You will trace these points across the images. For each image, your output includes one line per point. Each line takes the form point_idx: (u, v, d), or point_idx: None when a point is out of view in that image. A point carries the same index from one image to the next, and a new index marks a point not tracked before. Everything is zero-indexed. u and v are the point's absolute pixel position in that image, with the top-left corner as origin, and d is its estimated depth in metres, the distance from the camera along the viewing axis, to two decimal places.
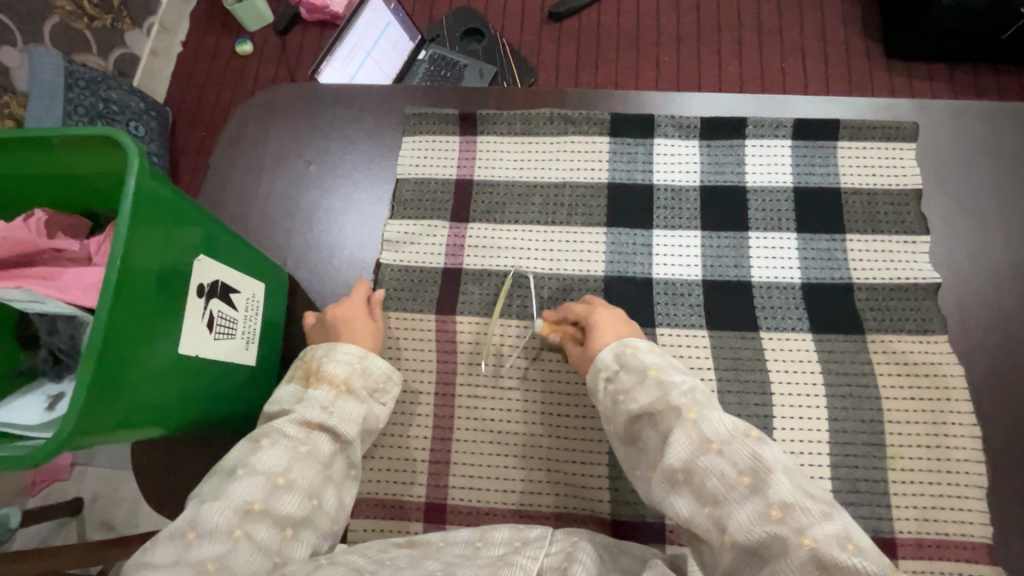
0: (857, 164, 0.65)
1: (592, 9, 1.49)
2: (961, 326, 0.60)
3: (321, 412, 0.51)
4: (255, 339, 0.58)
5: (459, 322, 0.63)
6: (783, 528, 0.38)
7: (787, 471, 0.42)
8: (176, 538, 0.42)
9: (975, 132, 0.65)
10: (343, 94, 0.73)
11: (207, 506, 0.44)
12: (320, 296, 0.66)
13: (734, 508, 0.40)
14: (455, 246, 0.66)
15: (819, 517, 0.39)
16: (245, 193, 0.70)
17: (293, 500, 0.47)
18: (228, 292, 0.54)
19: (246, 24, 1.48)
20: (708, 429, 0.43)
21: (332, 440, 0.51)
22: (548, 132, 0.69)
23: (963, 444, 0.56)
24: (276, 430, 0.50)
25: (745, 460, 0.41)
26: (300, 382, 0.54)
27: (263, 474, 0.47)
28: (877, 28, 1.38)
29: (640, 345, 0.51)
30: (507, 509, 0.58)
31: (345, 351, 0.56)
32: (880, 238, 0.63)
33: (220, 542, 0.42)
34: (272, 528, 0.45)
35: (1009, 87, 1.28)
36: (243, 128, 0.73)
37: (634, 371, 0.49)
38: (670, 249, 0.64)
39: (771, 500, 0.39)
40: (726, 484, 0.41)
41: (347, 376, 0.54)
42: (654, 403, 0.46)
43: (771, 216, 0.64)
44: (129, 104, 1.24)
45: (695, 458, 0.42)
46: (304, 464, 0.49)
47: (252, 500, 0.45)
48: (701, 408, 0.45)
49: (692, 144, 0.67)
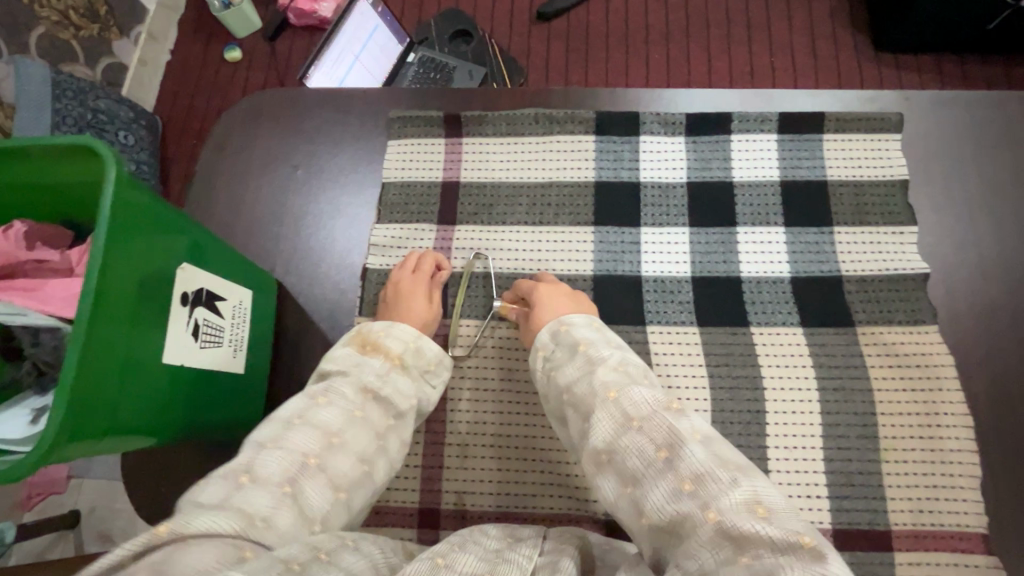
0: (843, 156, 0.65)
1: (580, 8, 1.49)
2: (952, 316, 0.60)
3: (378, 382, 0.53)
4: (244, 347, 0.57)
5: (449, 325, 0.63)
6: (692, 501, 0.38)
7: (706, 443, 0.42)
8: (230, 478, 0.42)
9: (962, 121, 0.65)
10: (329, 98, 0.72)
11: (265, 454, 0.45)
12: (308, 301, 0.65)
13: (650, 488, 0.41)
14: (443, 248, 0.66)
15: (725, 482, 0.39)
16: (232, 199, 0.69)
17: (344, 462, 0.48)
18: (213, 299, 0.53)
19: (234, 31, 1.48)
20: (629, 406, 0.45)
21: (384, 412, 0.52)
22: (534, 132, 0.68)
23: (956, 434, 0.56)
24: (334, 390, 0.51)
25: (662, 436, 0.43)
26: (356, 349, 0.55)
27: (320, 430, 0.48)
28: (864, 21, 1.38)
29: (575, 322, 0.54)
30: (501, 511, 0.57)
31: (402, 329, 0.57)
32: (868, 230, 0.63)
33: (271, 492, 0.42)
34: (322, 487, 0.45)
35: (997, 76, 1.29)
36: (229, 134, 0.72)
37: (566, 347, 0.53)
38: (659, 246, 0.64)
39: (683, 474, 0.40)
40: (645, 461, 0.42)
41: (401, 351, 0.56)
42: (580, 380, 0.49)
43: (758, 211, 0.64)
44: (118, 113, 1.23)
45: (618, 436, 0.44)
46: (358, 428, 0.50)
47: (308, 454, 0.46)
48: (626, 386, 0.47)
49: (678, 140, 0.67)
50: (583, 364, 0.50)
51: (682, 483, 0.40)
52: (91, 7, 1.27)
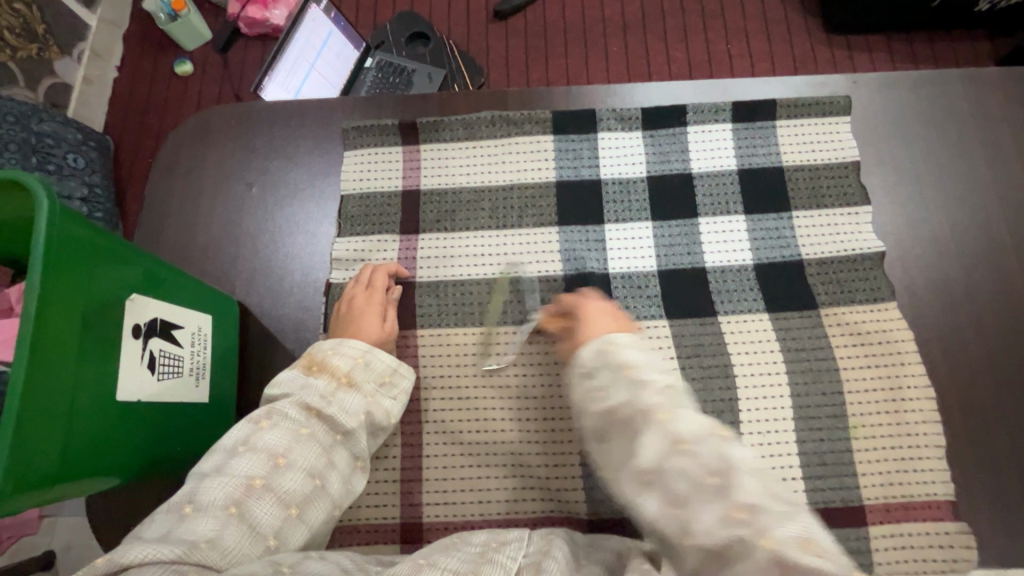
0: (796, 141, 0.66)
1: (537, 4, 1.49)
2: (908, 291, 0.61)
3: (321, 401, 0.52)
4: (207, 374, 0.55)
5: (419, 336, 0.62)
6: (744, 529, 0.36)
7: (756, 471, 0.39)
8: (173, 511, 0.43)
9: (907, 102, 0.67)
10: (280, 111, 0.71)
11: (207, 482, 0.46)
12: (272, 322, 0.63)
13: (700, 510, 0.38)
14: (407, 258, 0.65)
15: (782, 516, 0.37)
16: (185, 222, 0.67)
17: (292, 481, 0.48)
18: (170, 328, 0.51)
19: (181, 42, 1.42)
20: (680, 428, 0.41)
21: (331, 429, 0.52)
22: (492, 135, 0.68)
23: (919, 406, 0.57)
24: (277, 412, 0.51)
25: (715, 460, 0.39)
26: (303, 369, 0.54)
27: (266, 453, 0.48)
28: (815, 5, 1.41)
29: (623, 340, 0.48)
30: (483, 520, 0.57)
31: (351, 345, 0.56)
32: (826, 212, 0.64)
33: (215, 517, 0.43)
34: (271, 507, 0.46)
35: (943, 54, 1.33)
36: (177, 155, 0.70)
37: (610, 368, 0.46)
38: (623, 243, 0.64)
39: (737, 501, 0.37)
40: (693, 484, 0.39)
41: (349, 369, 0.55)
42: (628, 403, 0.43)
43: (718, 201, 0.65)
44: (64, 136, 1.17)
45: (665, 458, 0.40)
46: (305, 446, 0.50)
47: (253, 476, 0.47)
48: (674, 408, 0.42)
49: (635, 135, 0.67)
50: (626, 389, 0.44)
51: (733, 511, 0.37)
52: (27, 26, 1.21)
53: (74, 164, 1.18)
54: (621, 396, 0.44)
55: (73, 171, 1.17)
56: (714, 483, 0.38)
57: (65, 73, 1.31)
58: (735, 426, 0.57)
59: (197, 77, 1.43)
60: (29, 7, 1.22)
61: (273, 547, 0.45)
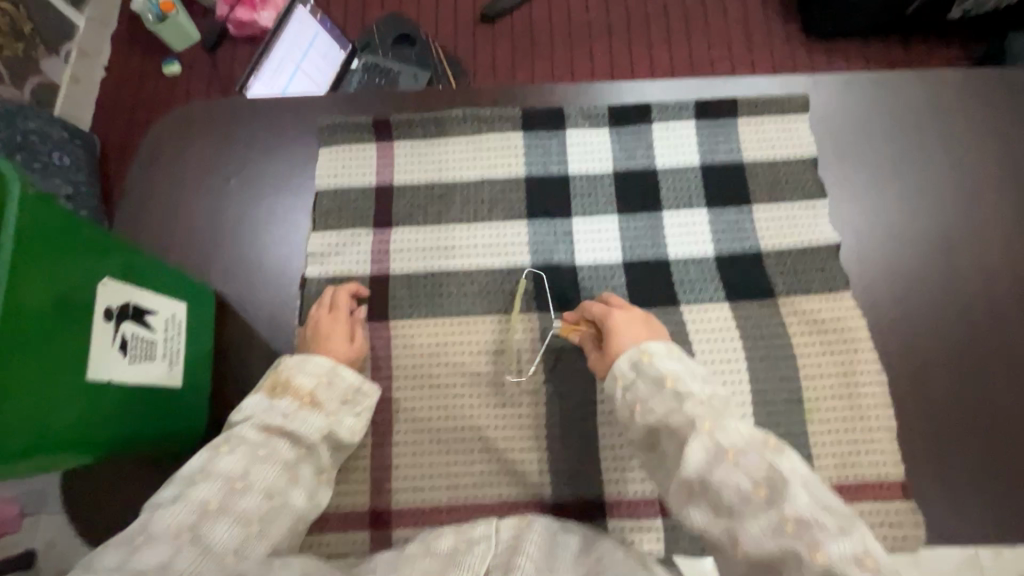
0: (756, 138, 0.69)
1: (523, 9, 1.52)
2: (863, 282, 0.64)
3: (282, 419, 0.53)
4: (180, 359, 0.57)
5: (391, 327, 0.64)
6: (797, 543, 0.40)
7: (806, 483, 0.42)
8: (122, 543, 0.42)
9: (865, 101, 0.70)
10: (259, 108, 0.72)
11: (162, 510, 0.45)
12: (247, 314, 0.65)
13: (748, 522, 0.42)
14: (380, 252, 0.66)
15: (834, 531, 0.40)
16: (164, 216, 0.68)
17: (250, 502, 0.48)
18: (142, 312, 0.52)
19: (170, 43, 1.44)
20: (724, 439, 0.44)
21: (294, 445, 0.53)
22: (463, 132, 0.70)
23: (872, 390, 0.59)
24: (236, 436, 0.51)
25: (763, 472, 0.43)
26: (267, 393, 0.55)
27: (221, 478, 0.48)
28: (794, 10, 1.45)
29: (657, 350, 0.52)
30: (452, 504, 0.58)
31: (315, 362, 0.56)
32: (784, 206, 0.66)
33: (168, 546, 0.42)
34: (228, 527, 0.46)
35: (917, 58, 1.37)
36: (156, 150, 0.71)
37: (652, 379, 0.50)
38: (590, 235, 0.66)
39: (786, 513, 0.41)
40: (741, 497, 0.42)
41: (313, 388, 0.55)
42: (671, 414, 0.47)
43: (681, 195, 0.67)
44: (50, 132, 1.18)
45: (713, 469, 0.43)
46: (263, 466, 0.51)
47: (207, 500, 0.47)
48: (717, 418, 0.45)
49: (602, 131, 0.69)
50: (670, 399, 0.48)
51: (784, 522, 0.40)
52: (14, 25, 1.22)
53: (60, 162, 1.18)
54: (667, 406, 0.47)
55: (58, 169, 1.17)
56: (762, 495, 0.42)
57: (52, 72, 1.31)
58: None
59: (185, 77, 1.44)
60: (16, 7, 1.22)
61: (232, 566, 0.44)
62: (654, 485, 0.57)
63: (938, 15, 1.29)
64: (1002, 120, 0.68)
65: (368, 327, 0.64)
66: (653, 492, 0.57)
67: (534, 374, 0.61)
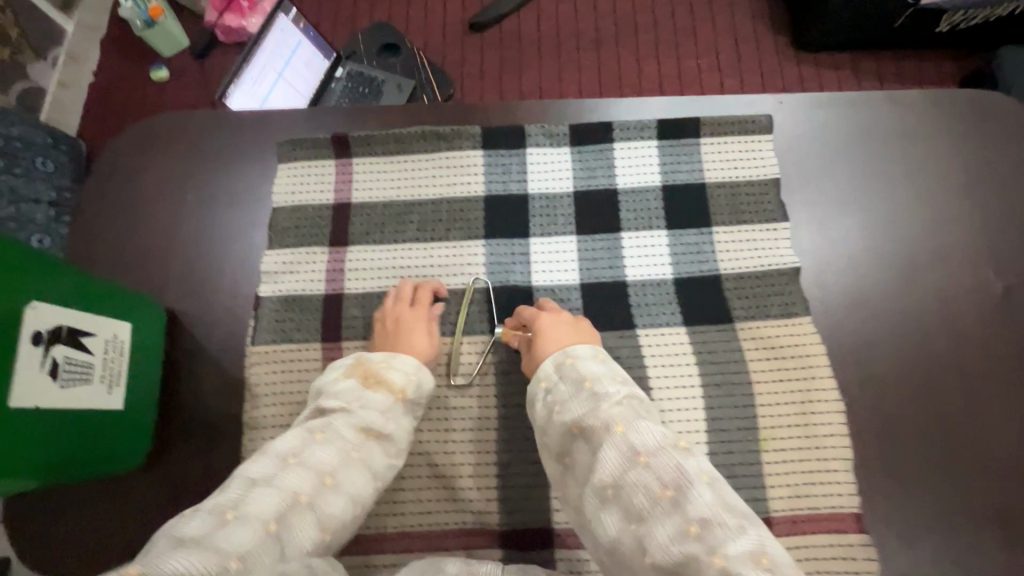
0: (719, 159, 0.68)
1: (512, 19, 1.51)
2: (824, 307, 0.63)
3: (379, 419, 0.53)
4: (120, 381, 0.56)
5: (343, 347, 0.62)
6: (699, 545, 0.38)
7: (711, 483, 0.42)
8: (214, 514, 0.41)
9: (829, 123, 0.69)
10: (220, 123, 0.72)
11: (256, 491, 0.44)
12: (199, 332, 0.64)
13: (655, 526, 0.40)
14: (335, 271, 0.65)
15: (734, 531, 0.38)
16: (120, 231, 0.68)
17: (336, 503, 0.47)
18: (79, 336, 0.51)
19: (160, 50, 1.44)
20: (637, 440, 0.44)
21: (383, 451, 0.53)
22: (422, 150, 0.69)
23: (831, 420, 0.58)
24: (333, 427, 0.51)
25: (670, 474, 0.41)
26: (360, 384, 0.54)
27: (315, 470, 0.47)
28: (782, 23, 1.44)
29: (582, 354, 0.53)
30: (398, 532, 0.56)
31: (404, 361, 0.56)
32: (745, 228, 0.65)
33: (255, 530, 0.41)
34: (309, 525, 0.44)
35: (907, 72, 1.36)
36: (116, 164, 0.71)
37: (573, 382, 0.51)
38: (547, 256, 0.65)
39: (690, 516, 0.39)
40: (649, 499, 0.41)
41: (404, 385, 0.55)
42: (587, 416, 0.48)
43: (641, 217, 0.66)
44: (34, 138, 1.16)
45: (624, 472, 0.43)
46: (351, 468, 0.49)
47: (299, 491, 0.45)
48: (632, 421, 0.46)
49: (563, 151, 0.69)
50: (588, 401, 0.49)
51: (687, 526, 0.39)
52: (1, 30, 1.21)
53: (44, 167, 1.17)
54: (584, 407, 0.48)
55: (42, 176, 1.16)
56: (667, 496, 0.41)
57: (40, 78, 1.31)
58: None
59: (173, 83, 1.44)
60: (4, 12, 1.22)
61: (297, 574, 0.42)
62: None
63: (927, 29, 1.28)
64: (967, 143, 0.68)
65: (319, 347, 0.62)
66: None
67: (488, 398, 0.60)
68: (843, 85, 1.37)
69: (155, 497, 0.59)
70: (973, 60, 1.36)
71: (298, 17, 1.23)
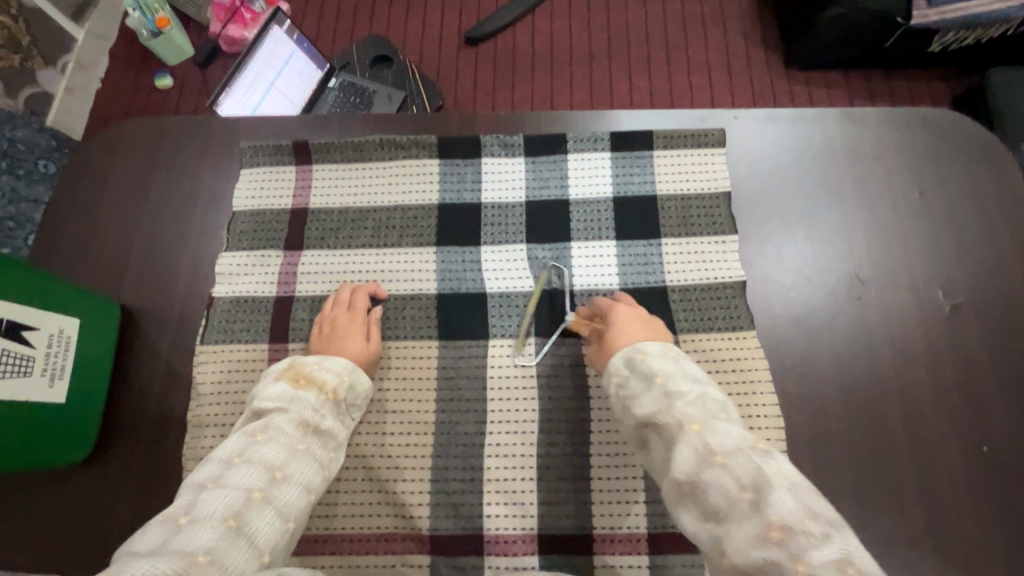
0: (671, 171, 0.69)
1: (508, 32, 1.50)
2: (768, 320, 0.63)
3: (316, 416, 0.54)
4: (64, 375, 0.58)
5: (289, 348, 0.64)
6: (780, 551, 0.37)
7: (795, 488, 0.40)
8: (167, 523, 0.43)
9: (783, 138, 0.70)
10: (188, 130, 0.74)
11: (206, 494, 0.46)
12: (152, 330, 0.65)
13: (733, 528, 0.40)
14: (287, 274, 0.67)
15: (818, 538, 0.37)
16: (85, 229, 0.70)
17: (290, 493, 0.49)
18: (20, 330, 0.54)
19: (164, 58, 1.46)
20: (713, 440, 0.44)
21: (326, 446, 0.54)
22: (379, 158, 0.70)
23: (767, 434, 0.57)
24: (273, 426, 0.52)
25: (749, 474, 0.41)
26: (289, 384, 0.55)
27: (262, 466, 0.49)
28: (776, 38, 1.42)
29: (653, 350, 0.53)
30: (329, 533, 0.56)
31: (335, 362, 0.57)
32: (693, 240, 0.66)
33: (213, 528, 0.43)
34: (270, 519, 0.47)
35: (901, 91, 1.34)
36: (84, 166, 0.73)
37: (642, 375, 0.51)
38: (497, 264, 0.66)
39: (771, 519, 0.38)
40: (727, 499, 0.41)
41: (335, 385, 0.56)
42: (660, 412, 0.48)
43: (591, 227, 0.67)
44: (38, 142, 1.21)
45: (700, 471, 0.43)
46: (302, 461, 0.51)
47: (252, 488, 0.47)
48: (709, 420, 0.45)
49: (517, 161, 0.70)
50: (660, 396, 0.49)
51: (768, 531, 0.38)
52: (12, 38, 1.22)
53: (45, 169, 1.22)
54: (654, 402, 0.49)
55: (43, 177, 1.20)
56: (749, 498, 0.40)
57: (49, 84, 1.31)
58: (585, 448, 0.58)
59: (176, 91, 1.46)
60: (15, 18, 1.23)
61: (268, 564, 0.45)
62: (534, 521, 0.56)
63: (921, 47, 1.26)
64: (921, 161, 0.68)
65: (266, 348, 0.64)
66: (533, 529, 0.56)
67: (426, 403, 0.60)
68: (836, 103, 1.35)
69: (95, 489, 0.60)
70: (967, 79, 1.34)
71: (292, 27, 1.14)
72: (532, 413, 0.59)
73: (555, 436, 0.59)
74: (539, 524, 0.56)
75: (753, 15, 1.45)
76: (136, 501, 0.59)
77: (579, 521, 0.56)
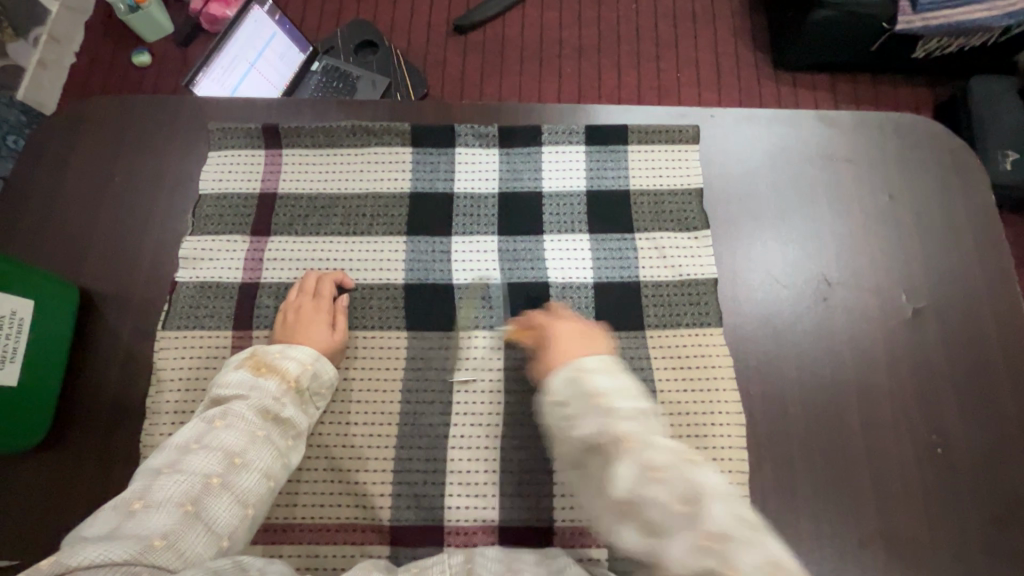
0: (645, 167, 0.69)
1: (496, 21, 1.48)
2: (735, 320, 0.63)
3: (277, 404, 0.53)
4: (13, 358, 0.57)
5: (253, 337, 0.62)
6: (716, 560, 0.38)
7: (725, 498, 0.40)
8: (120, 508, 0.42)
9: (759, 137, 0.70)
10: (156, 110, 0.72)
11: (161, 480, 0.45)
12: (112, 314, 0.64)
13: (671, 542, 0.39)
14: (254, 260, 0.66)
15: (749, 542, 0.38)
16: (43, 209, 0.68)
17: (249, 481, 0.48)
18: None
19: (142, 34, 1.41)
20: (654, 455, 0.42)
21: (286, 433, 0.53)
22: (352, 145, 0.69)
23: (727, 431, 0.58)
24: (233, 413, 0.51)
25: (685, 488, 0.40)
26: (251, 372, 0.54)
27: (221, 451, 0.48)
28: (765, 39, 1.42)
29: (592, 365, 0.48)
30: (288, 523, 0.56)
31: (299, 351, 0.56)
32: (665, 236, 0.66)
33: (170, 513, 0.42)
34: (228, 506, 0.46)
35: (884, 96, 1.34)
36: (46, 144, 0.71)
37: (580, 394, 0.47)
38: (468, 256, 0.65)
39: (706, 530, 0.39)
40: (665, 514, 0.40)
41: (298, 374, 0.55)
42: (598, 433, 0.44)
43: (564, 220, 0.67)
44: (6, 117, 1.17)
45: (637, 488, 0.41)
46: (261, 448, 0.50)
47: (210, 474, 0.47)
48: (644, 435, 0.43)
49: (491, 152, 0.69)
50: (597, 416, 0.45)
51: (702, 540, 0.38)
52: None
53: (15, 146, 1.19)
54: (594, 424, 0.45)
55: (11, 154, 1.17)
56: (682, 511, 0.40)
57: (19, 56, 1.26)
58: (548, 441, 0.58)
59: (153, 68, 1.41)
60: None
61: (226, 548, 0.44)
62: (495, 513, 0.56)
63: (904, 55, 1.27)
64: (891, 166, 0.69)
65: (230, 335, 0.62)
66: (493, 520, 0.56)
67: (392, 394, 0.60)
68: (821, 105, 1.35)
69: (48, 472, 0.58)
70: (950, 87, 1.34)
71: (274, 8, 1.09)
72: (497, 405, 0.59)
73: (519, 429, 0.59)
74: (499, 516, 0.56)
75: (741, 15, 1.45)
76: (91, 486, 0.58)
77: (541, 514, 0.56)
